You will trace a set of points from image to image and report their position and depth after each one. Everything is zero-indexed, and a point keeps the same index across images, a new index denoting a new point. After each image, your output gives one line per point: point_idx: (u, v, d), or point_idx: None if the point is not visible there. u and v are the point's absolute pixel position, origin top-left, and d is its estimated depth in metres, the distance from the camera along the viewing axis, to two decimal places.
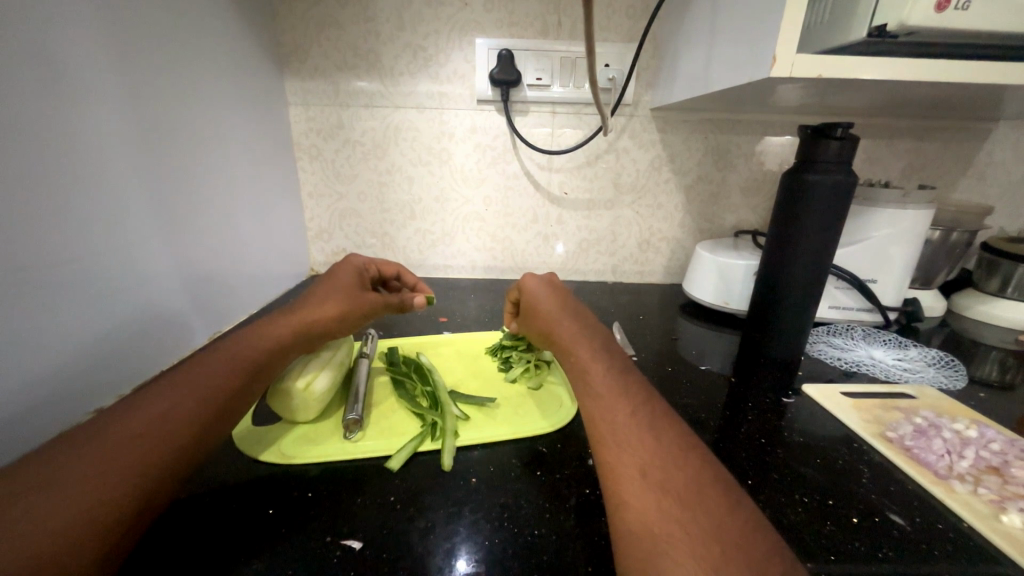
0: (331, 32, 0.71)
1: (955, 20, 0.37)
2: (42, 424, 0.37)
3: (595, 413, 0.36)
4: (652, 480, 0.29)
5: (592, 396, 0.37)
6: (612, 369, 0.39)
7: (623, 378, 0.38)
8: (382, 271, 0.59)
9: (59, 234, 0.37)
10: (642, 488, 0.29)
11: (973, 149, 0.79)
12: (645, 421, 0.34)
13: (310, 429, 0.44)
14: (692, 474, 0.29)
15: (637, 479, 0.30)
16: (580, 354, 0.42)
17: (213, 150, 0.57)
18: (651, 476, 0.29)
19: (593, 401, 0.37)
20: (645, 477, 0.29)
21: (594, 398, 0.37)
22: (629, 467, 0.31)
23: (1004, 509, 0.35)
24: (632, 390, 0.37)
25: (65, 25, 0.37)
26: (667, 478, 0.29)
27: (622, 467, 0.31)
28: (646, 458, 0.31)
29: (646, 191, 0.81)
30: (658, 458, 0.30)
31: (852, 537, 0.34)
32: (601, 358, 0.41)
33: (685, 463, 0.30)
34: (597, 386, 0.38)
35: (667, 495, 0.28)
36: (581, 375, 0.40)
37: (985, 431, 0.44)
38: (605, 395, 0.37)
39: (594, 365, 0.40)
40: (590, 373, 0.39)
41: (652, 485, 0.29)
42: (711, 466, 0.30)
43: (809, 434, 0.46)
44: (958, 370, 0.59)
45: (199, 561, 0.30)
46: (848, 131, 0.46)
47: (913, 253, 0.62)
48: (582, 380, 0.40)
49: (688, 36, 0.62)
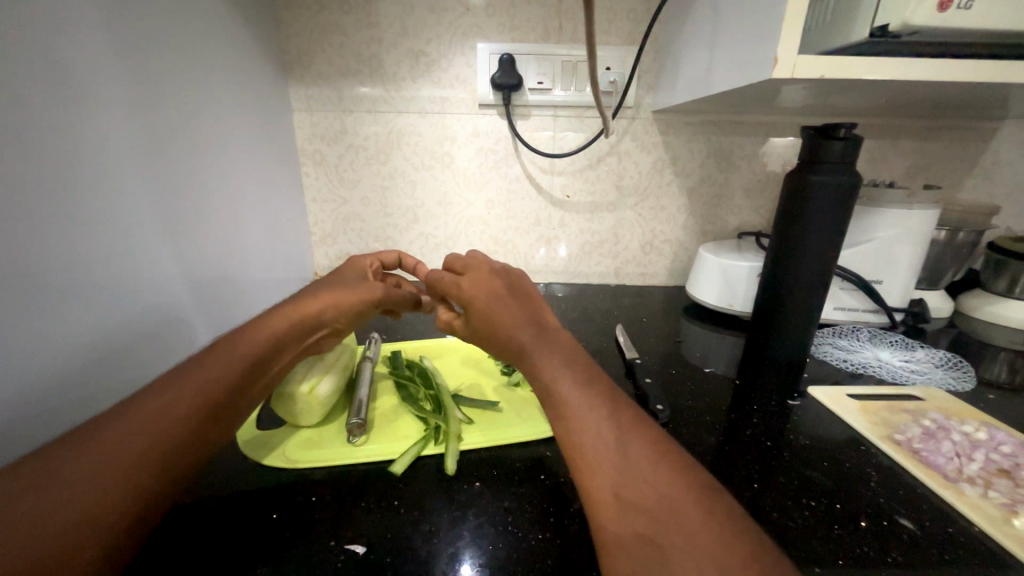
0: (334, 39, 0.72)
1: (958, 19, 0.36)
2: (46, 429, 0.37)
3: (560, 430, 0.34)
4: (631, 505, 0.28)
5: (554, 404, 0.35)
6: (574, 373, 0.36)
7: (589, 383, 0.36)
8: (384, 262, 0.59)
9: (64, 240, 0.38)
10: (623, 514, 0.28)
11: (978, 149, 0.78)
12: (619, 433, 0.32)
13: (314, 433, 0.44)
14: (664, 486, 0.28)
15: (616, 506, 0.29)
16: (540, 364, 0.38)
17: (216, 153, 0.58)
18: (624, 500, 0.29)
19: (555, 415, 0.35)
20: (619, 501, 0.29)
21: (560, 414, 0.35)
22: (606, 490, 0.30)
23: (1016, 512, 0.35)
24: (598, 398, 0.35)
25: (69, 33, 0.38)
26: (646, 500, 0.28)
27: (600, 492, 0.30)
28: (618, 478, 0.30)
29: (649, 193, 0.81)
30: (629, 475, 0.30)
31: (861, 542, 0.33)
32: (561, 358, 0.38)
33: (656, 476, 0.29)
34: (559, 396, 0.35)
35: (642, 518, 0.28)
36: (544, 387, 0.37)
37: (995, 434, 0.43)
38: (573, 408, 0.34)
39: (552, 368, 0.37)
40: (554, 381, 0.36)
41: (631, 509, 0.28)
42: (683, 470, 0.30)
43: (815, 436, 0.45)
44: (966, 371, 0.58)
45: (205, 564, 0.31)
46: (852, 130, 0.45)
47: (919, 253, 0.62)
48: (542, 386, 0.37)
49: (689, 39, 0.62)
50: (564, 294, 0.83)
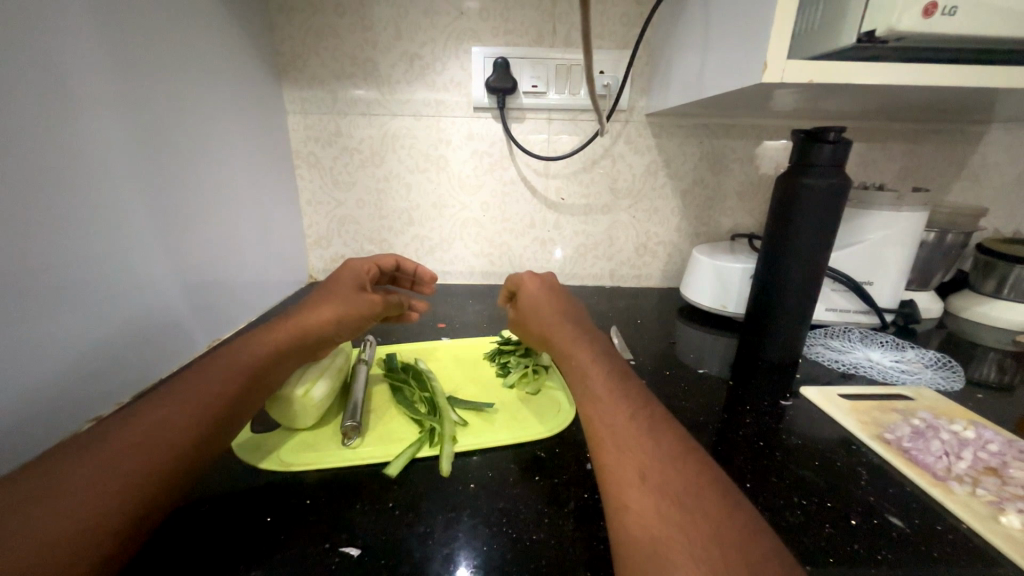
0: (328, 42, 0.72)
1: (943, 25, 0.37)
2: (41, 435, 0.37)
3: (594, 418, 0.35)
4: (653, 485, 0.29)
5: (592, 396, 0.37)
6: (607, 369, 0.39)
7: (620, 379, 0.38)
8: (381, 265, 0.58)
9: (56, 241, 0.37)
10: (642, 493, 0.29)
11: (966, 151, 0.79)
12: (645, 423, 0.34)
13: (308, 436, 0.44)
14: (692, 477, 0.29)
15: (637, 484, 0.29)
16: (579, 357, 0.41)
17: (212, 155, 0.58)
18: (651, 480, 0.29)
19: (592, 406, 0.37)
20: (644, 480, 0.29)
21: (593, 401, 0.37)
22: (628, 470, 0.30)
23: (1003, 510, 0.35)
24: (628, 392, 0.37)
25: (65, 37, 0.38)
26: (667, 482, 0.29)
27: (621, 471, 0.31)
28: (647, 462, 0.30)
29: (643, 195, 0.82)
30: (659, 461, 0.31)
31: (851, 540, 0.34)
32: (601, 363, 0.40)
33: (684, 467, 0.30)
34: (599, 389, 0.37)
35: (665, 498, 0.28)
36: (580, 377, 0.40)
37: (983, 432, 0.44)
38: (605, 397, 0.36)
39: (593, 368, 0.39)
40: (588, 373, 0.39)
41: (651, 488, 0.29)
42: (710, 469, 0.31)
43: (807, 436, 0.46)
44: (955, 371, 0.59)
45: (198, 568, 0.31)
46: (841, 134, 0.46)
47: (908, 255, 0.63)
48: (585, 380, 0.39)
49: (681, 42, 0.62)
50: None
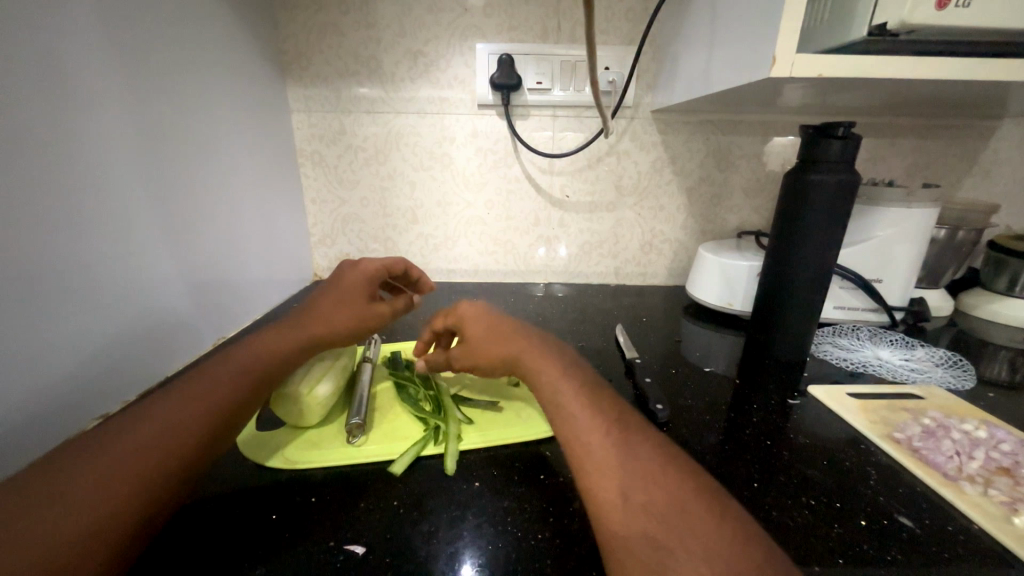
0: (332, 40, 0.72)
1: (957, 17, 0.36)
2: (48, 432, 0.37)
3: (569, 436, 0.35)
4: (637, 503, 0.29)
5: (566, 410, 0.36)
6: (578, 382, 0.39)
7: (592, 392, 0.38)
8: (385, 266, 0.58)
9: (62, 241, 0.38)
10: (628, 514, 0.29)
11: (977, 147, 0.78)
12: (623, 437, 0.33)
13: (313, 434, 0.44)
14: (675, 490, 0.29)
15: (621, 505, 0.29)
16: (546, 372, 0.40)
17: (216, 154, 0.58)
18: (633, 499, 0.29)
19: (565, 423, 0.36)
20: (626, 501, 0.29)
21: (567, 416, 0.36)
22: (610, 491, 0.30)
23: (1016, 510, 0.35)
24: (602, 404, 0.36)
25: (68, 36, 0.38)
26: (650, 498, 0.29)
27: (604, 491, 0.30)
28: (629, 478, 0.30)
29: (648, 193, 0.81)
30: (639, 477, 0.30)
31: (861, 540, 0.33)
32: (569, 376, 0.40)
33: (666, 480, 0.30)
34: (571, 404, 0.37)
35: (651, 517, 0.28)
36: (550, 393, 0.39)
37: (995, 432, 0.43)
38: (578, 413, 0.36)
39: (563, 382, 0.39)
40: (558, 390, 0.38)
41: (635, 507, 0.29)
42: (692, 477, 0.31)
43: (814, 435, 0.45)
44: (966, 370, 0.58)
45: (204, 566, 0.31)
46: (850, 130, 0.45)
47: (918, 251, 0.62)
48: (556, 397, 0.38)
49: (687, 38, 0.62)
50: (564, 294, 0.83)
